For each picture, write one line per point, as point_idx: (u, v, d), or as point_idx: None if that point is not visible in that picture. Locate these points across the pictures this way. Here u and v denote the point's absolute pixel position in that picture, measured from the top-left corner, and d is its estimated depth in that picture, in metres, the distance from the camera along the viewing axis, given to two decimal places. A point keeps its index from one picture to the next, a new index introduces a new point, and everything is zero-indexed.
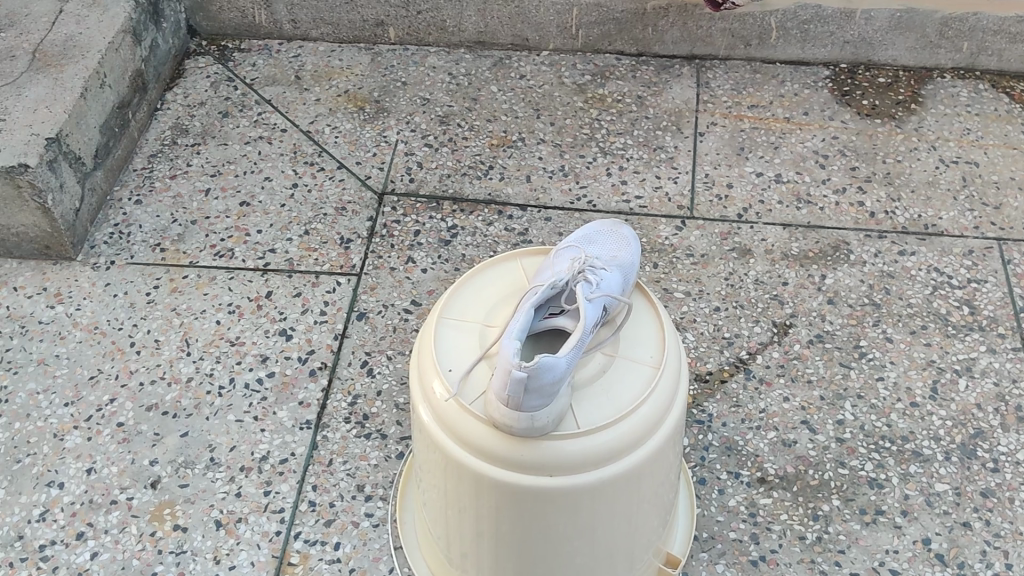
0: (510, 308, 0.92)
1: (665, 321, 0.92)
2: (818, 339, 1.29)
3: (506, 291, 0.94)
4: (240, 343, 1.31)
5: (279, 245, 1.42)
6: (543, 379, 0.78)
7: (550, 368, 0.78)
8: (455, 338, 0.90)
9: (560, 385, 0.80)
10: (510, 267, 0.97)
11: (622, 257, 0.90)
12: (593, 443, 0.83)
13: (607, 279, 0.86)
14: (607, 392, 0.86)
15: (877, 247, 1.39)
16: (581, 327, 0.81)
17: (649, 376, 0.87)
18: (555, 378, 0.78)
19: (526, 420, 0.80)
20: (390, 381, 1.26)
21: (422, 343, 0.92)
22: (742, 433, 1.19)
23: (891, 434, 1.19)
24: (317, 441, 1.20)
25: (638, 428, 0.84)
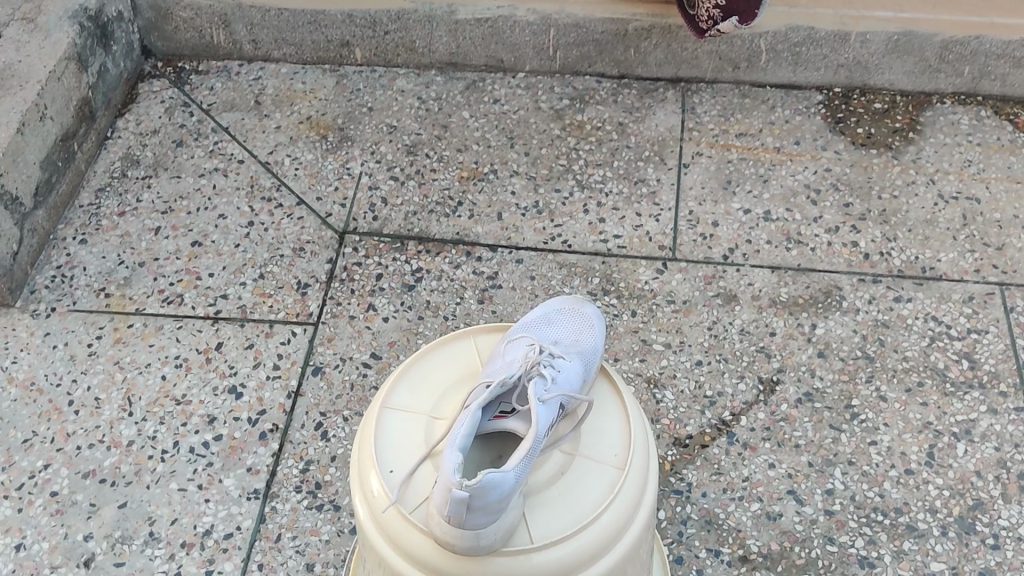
0: (462, 397, 0.83)
1: (633, 411, 0.82)
2: (806, 398, 1.20)
3: (456, 375, 0.85)
4: (187, 402, 1.22)
5: (231, 290, 1.33)
6: (487, 498, 0.68)
7: (496, 484, 0.68)
8: (399, 431, 0.81)
9: (508, 500, 0.70)
10: (463, 345, 0.88)
11: (583, 341, 0.81)
12: (547, 560, 0.73)
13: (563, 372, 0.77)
14: (565, 500, 0.76)
15: (871, 292, 1.30)
16: (533, 433, 0.71)
17: (613, 478, 0.77)
18: (501, 494, 0.69)
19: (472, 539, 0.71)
20: (345, 446, 1.16)
21: (363, 434, 0.83)
22: (723, 505, 1.11)
23: (884, 506, 1.10)
24: (265, 514, 1.11)
25: (600, 540, 0.74)
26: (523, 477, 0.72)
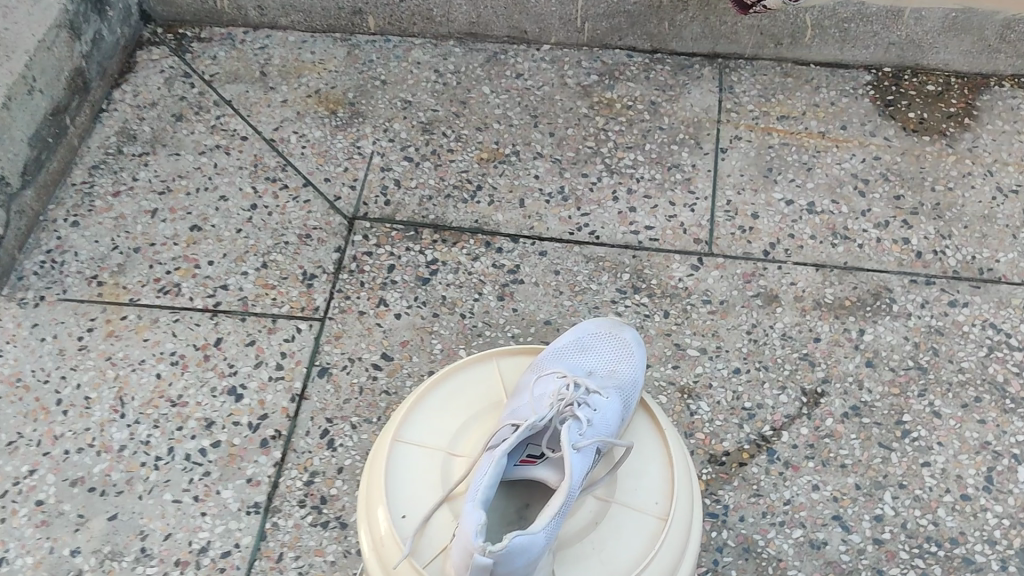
0: (479, 433, 0.79)
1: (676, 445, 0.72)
2: (853, 412, 1.10)
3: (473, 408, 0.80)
4: (183, 404, 1.13)
5: (232, 280, 1.23)
6: (514, 563, 0.59)
7: (523, 548, 0.58)
8: (412, 468, 0.76)
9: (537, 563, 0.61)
10: (476, 374, 0.83)
11: (622, 372, 0.73)
12: None
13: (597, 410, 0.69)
14: (601, 553, 0.68)
15: (924, 295, 1.20)
16: (566, 486, 0.62)
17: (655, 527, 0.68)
18: (529, 558, 0.59)
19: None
20: (353, 457, 1.08)
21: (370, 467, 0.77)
22: (762, 531, 1.02)
23: (938, 535, 1.01)
24: (266, 530, 1.03)
25: None
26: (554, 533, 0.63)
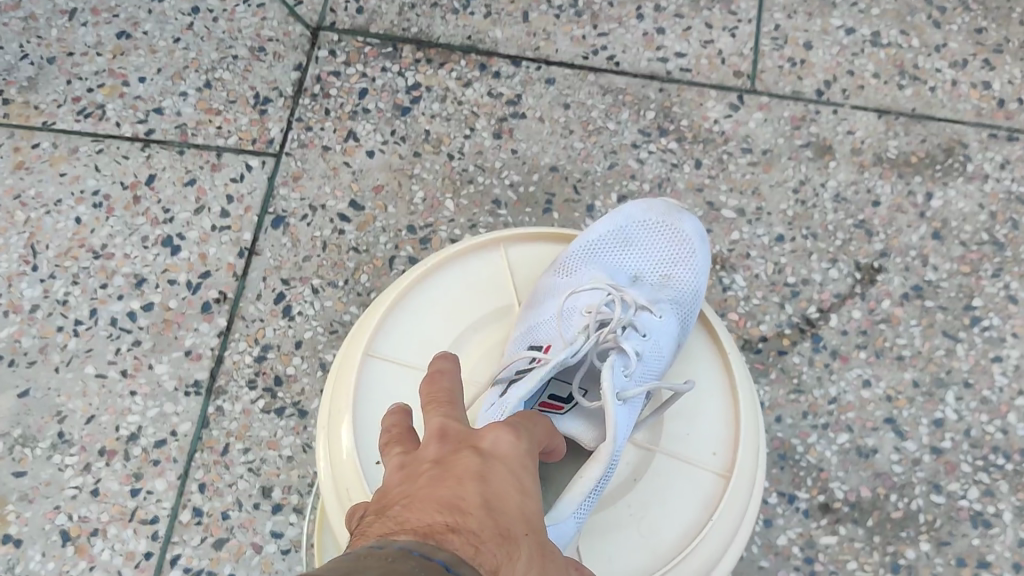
0: (478, 327, 0.73)
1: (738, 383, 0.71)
2: (915, 294, 0.92)
3: (461, 313, 0.73)
4: (108, 256, 0.93)
5: (168, 103, 1.01)
6: None
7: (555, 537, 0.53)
8: (384, 385, 0.69)
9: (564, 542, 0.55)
10: (468, 265, 0.75)
11: (675, 279, 0.74)
12: None
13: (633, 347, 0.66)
14: (659, 494, 0.67)
15: (1004, 154, 1.00)
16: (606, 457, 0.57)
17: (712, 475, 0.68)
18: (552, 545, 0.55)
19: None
20: (315, 328, 0.89)
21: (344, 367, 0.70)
22: (802, 435, 0.86)
23: (1007, 446, 0.86)
24: (209, 416, 0.85)
25: (702, 556, 0.64)
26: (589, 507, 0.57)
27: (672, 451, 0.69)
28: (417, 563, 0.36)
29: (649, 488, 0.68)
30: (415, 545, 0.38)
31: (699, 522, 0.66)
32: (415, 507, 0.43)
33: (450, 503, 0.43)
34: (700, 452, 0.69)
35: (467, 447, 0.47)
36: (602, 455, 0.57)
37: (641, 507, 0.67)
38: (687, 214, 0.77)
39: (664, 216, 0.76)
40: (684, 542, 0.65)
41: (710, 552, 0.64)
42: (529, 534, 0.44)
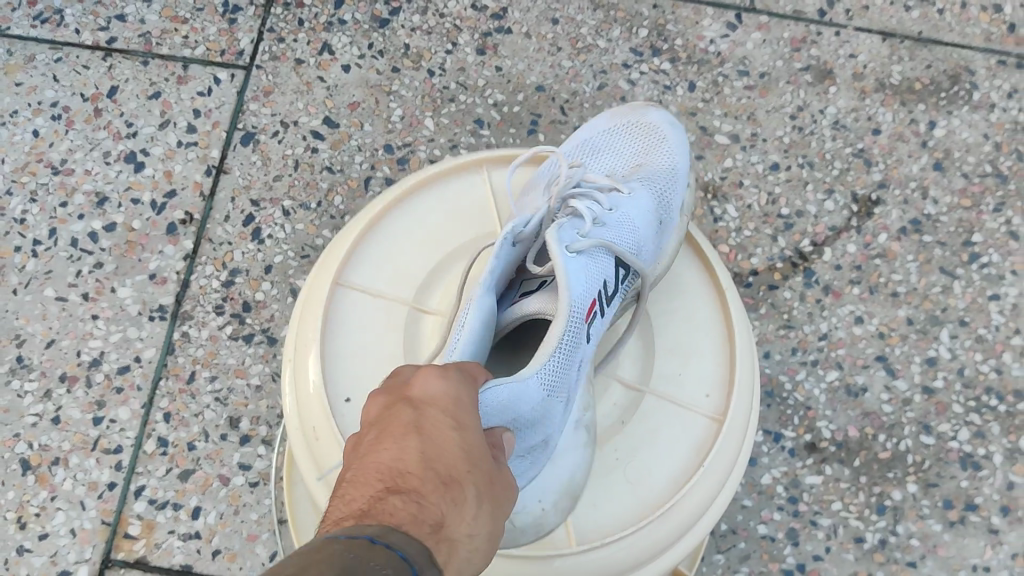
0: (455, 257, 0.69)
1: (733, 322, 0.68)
2: (913, 228, 0.88)
3: (436, 241, 0.69)
4: (67, 172, 0.88)
5: (130, 9, 0.95)
6: (519, 416, 0.49)
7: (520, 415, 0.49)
8: (354, 319, 0.65)
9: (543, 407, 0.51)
10: (441, 191, 0.71)
11: (648, 162, 0.71)
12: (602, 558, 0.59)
13: (603, 223, 0.63)
14: (647, 437, 0.65)
15: (1013, 82, 0.95)
16: (565, 319, 0.54)
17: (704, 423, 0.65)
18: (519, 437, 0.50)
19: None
20: (285, 252, 0.84)
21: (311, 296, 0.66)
22: (790, 371, 0.83)
23: (1000, 387, 0.83)
24: (175, 342, 0.82)
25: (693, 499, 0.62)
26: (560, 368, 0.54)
27: (661, 392, 0.67)
28: (377, 553, 0.34)
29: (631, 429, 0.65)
30: (347, 531, 0.35)
31: (689, 469, 0.64)
32: (355, 481, 0.40)
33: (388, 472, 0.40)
34: (692, 394, 0.67)
35: (399, 399, 0.44)
36: (560, 316, 0.53)
37: (629, 451, 0.65)
38: (649, 109, 0.75)
39: (625, 117, 0.75)
40: (675, 487, 0.63)
41: (701, 495, 0.62)
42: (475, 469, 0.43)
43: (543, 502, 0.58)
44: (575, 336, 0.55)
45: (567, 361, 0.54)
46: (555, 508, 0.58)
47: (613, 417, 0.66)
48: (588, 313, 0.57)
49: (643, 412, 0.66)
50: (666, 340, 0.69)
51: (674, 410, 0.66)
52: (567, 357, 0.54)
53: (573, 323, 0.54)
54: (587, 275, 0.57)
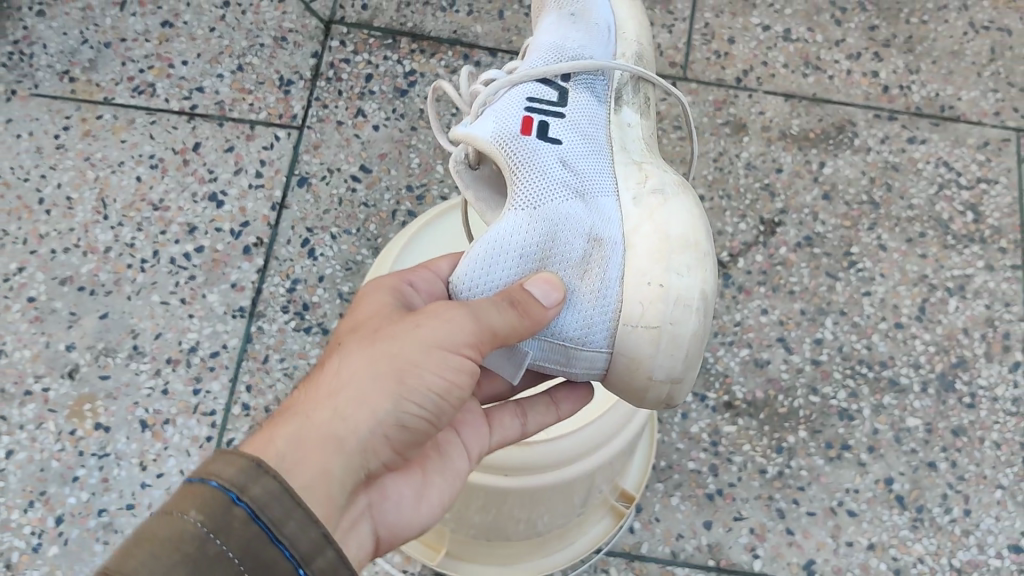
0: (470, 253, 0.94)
1: None
2: (806, 243, 1.17)
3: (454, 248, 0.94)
4: (165, 208, 1.16)
5: (207, 82, 1.23)
6: (509, 247, 0.70)
7: (500, 243, 0.70)
8: None
9: (530, 227, 0.71)
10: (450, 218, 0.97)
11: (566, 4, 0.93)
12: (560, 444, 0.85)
13: (528, 59, 0.86)
14: None
15: (885, 131, 1.24)
16: (495, 148, 0.75)
17: None
18: (528, 260, 0.71)
19: (631, 357, 0.72)
20: (333, 266, 1.12)
21: None
22: (713, 349, 1.11)
23: (869, 359, 1.11)
24: (252, 334, 1.09)
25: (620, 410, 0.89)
26: (531, 190, 0.73)
27: None
28: (190, 496, 0.52)
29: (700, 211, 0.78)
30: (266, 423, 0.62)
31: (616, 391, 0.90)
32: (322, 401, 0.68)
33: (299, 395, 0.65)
34: None
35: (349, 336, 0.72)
36: (495, 155, 0.75)
37: None
38: None
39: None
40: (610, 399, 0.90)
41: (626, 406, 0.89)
42: (359, 349, 0.65)
43: (652, 281, 0.71)
44: (519, 147, 0.75)
45: (529, 173, 0.74)
46: (668, 274, 0.72)
47: None
48: (526, 126, 0.77)
49: None
50: None
51: None
52: (523, 171, 0.74)
53: (506, 138, 0.76)
54: (498, 111, 0.79)
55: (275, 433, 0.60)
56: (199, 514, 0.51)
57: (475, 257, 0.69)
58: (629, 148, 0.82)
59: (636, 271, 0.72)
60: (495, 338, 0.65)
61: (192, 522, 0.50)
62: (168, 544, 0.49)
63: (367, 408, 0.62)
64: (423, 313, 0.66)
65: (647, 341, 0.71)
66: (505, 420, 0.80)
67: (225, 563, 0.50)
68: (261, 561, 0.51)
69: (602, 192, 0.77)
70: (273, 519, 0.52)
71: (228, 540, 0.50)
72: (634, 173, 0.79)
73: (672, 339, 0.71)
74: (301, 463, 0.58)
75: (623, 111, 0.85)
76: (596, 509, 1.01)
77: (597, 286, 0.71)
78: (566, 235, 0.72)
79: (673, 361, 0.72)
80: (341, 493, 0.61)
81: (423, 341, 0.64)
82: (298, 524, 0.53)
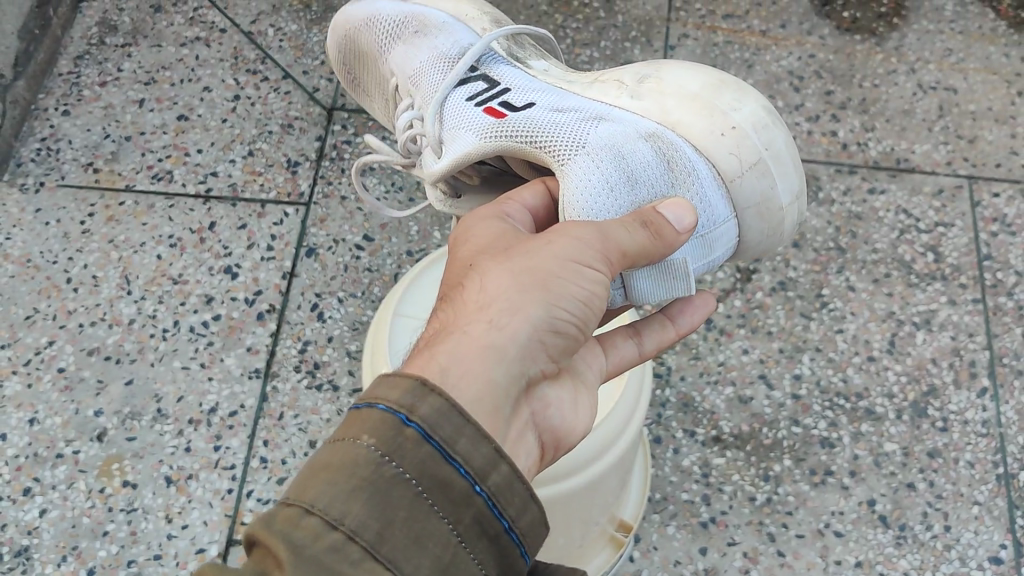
0: None
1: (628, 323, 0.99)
2: (780, 287, 1.26)
3: None
4: (184, 282, 1.25)
5: (221, 167, 1.34)
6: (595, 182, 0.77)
7: (591, 184, 0.76)
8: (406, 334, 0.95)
9: (596, 163, 0.79)
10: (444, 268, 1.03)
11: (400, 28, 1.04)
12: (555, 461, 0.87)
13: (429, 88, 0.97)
14: None
15: (847, 184, 1.35)
16: (503, 142, 0.84)
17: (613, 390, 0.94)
18: (616, 182, 0.78)
19: (762, 198, 0.83)
20: (341, 327, 1.20)
21: (375, 338, 0.97)
22: (699, 389, 1.19)
23: (846, 391, 1.18)
24: (267, 393, 1.16)
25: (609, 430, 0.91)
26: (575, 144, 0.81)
27: None
28: (359, 422, 0.54)
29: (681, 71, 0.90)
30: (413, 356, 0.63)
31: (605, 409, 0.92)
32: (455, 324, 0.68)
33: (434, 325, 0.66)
34: None
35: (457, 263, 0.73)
36: (512, 147, 0.84)
37: None
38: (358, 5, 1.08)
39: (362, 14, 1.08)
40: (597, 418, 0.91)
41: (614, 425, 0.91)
42: (492, 266, 0.66)
43: (727, 130, 0.83)
44: (518, 126, 0.84)
45: (548, 132, 0.83)
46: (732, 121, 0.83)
47: None
48: (500, 114, 0.87)
49: None
50: None
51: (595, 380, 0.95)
52: (545, 135, 0.83)
53: (497, 134, 0.85)
54: (465, 124, 0.88)
55: (434, 355, 0.60)
56: (369, 438, 0.53)
57: (578, 203, 0.75)
58: (569, 80, 0.94)
59: (708, 139, 0.83)
60: (623, 255, 0.69)
61: (366, 446, 0.53)
62: (345, 471, 0.52)
63: (521, 317, 0.63)
64: (547, 234, 0.68)
65: (758, 175, 0.83)
66: (618, 342, 0.83)
67: (404, 482, 0.52)
68: (440, 479, 0.52)
69: (616, 112, 0.86)
70: (445, 439, 0.53)
71: (401, 460, 0.52)
72: (608, 82, 0.90)
73: (774, 158, 0.84)
74: (467, 375, 0.59)
75: (532, 65, 0.97)
76: (596, 540, 1.04)
77: (685, 168, 0.81)
78: (630, 151, 0.81)
79: (779, 170, 0.84)
80: (506, 402, 0.61)
81: (560, 255, 0.66)
82: (471, 438, 0.54)
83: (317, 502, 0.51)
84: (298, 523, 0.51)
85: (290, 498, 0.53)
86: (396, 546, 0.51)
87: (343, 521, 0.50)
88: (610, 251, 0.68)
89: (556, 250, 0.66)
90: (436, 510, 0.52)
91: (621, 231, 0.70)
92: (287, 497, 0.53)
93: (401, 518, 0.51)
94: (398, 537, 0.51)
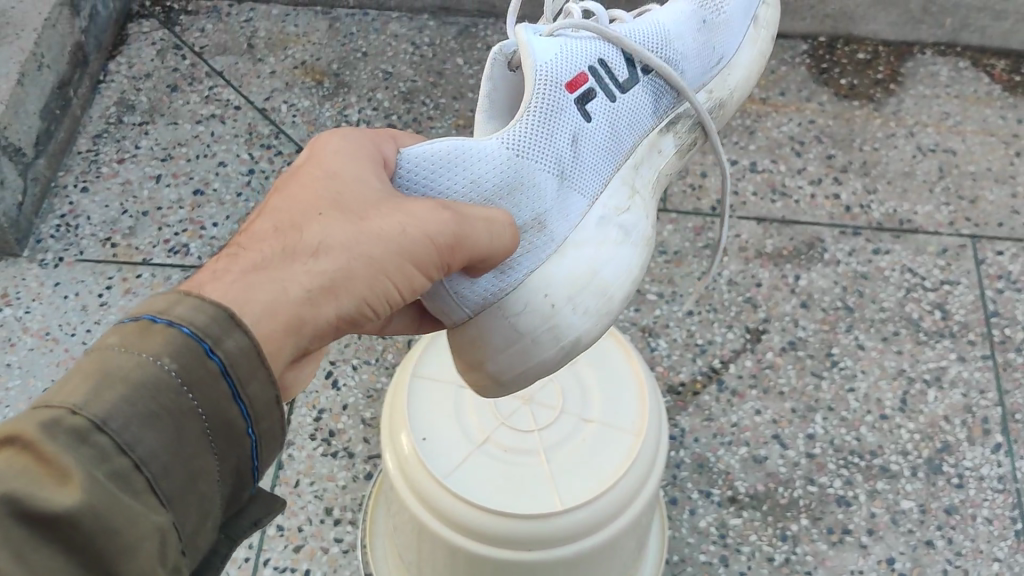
0: None
1: (645, 379, 0.97)
2: (790, 346, 1.27)
3: None
4: None
5: None
6: (477, 164, 0.72)
7: (474, 171, 0.72)
8: (425, 396, 0.96)
9: (499, 167, 0.73)
10: None
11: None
12: (572, 522, 0.87)
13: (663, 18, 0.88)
14: (590, 456, 0.91)
15: (851, 244, 1.37)
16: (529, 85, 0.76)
17: (631, 445, 0.92)
18: (482, 185, 0.72)
19: (480, 331, 0.75)
20: (356, 395, 1.22)
21: (394, 399, 0.99)
22: (713, 449, 1.19)
23: (860, 449, 1.18)
24: (282, 461, 1.16)
25: (626, 490, 0.89)
26: (517, 145, 0.74)
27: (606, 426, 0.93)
28: (154, 337, 0.48)
29: (642, 266, 0.83)
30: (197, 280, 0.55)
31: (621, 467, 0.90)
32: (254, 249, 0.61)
33: (252, 247, 0.59)
34: (623, 423, 0.94)
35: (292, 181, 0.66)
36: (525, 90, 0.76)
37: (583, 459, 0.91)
38: None
39: None
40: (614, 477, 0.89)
41: (631, 486, 0.90)
42: (338, 220, 0.61)
43: (548, 298, 0.75)
44: (545, 103, 0.76)
45: (533, 124, 0.75)
46: (559, 306, 0.76)
47: (574, 440, 0.92)
48: (572, 85, 0.78)
49: (595, 439, 0.92)
50: (605, 397, 0.96)
51: (612, 436, 0.93)
52: (534, 121, 0.75)
53: (545, 88, 0.76)
54: (564, 51, 0.79)
55: (249, 293, 0.54)
56: (171, 361, 0.48)
57: (444, 156, 0.71)
58: (636, 166, 0.85)
59: (545, 277, 0.76)
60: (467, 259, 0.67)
61: (167, 370, 0.48)
62: (143, 394, 0.47)
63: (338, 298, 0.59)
64: (409, 206, 0.65)
65: (504, 335, 0.75)
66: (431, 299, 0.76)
67: (195, 418, 0.49)
68: (224, 419, 0.50)
69: (578, 187, 0.78)
70: (240, 379, 0.50)
71: (201, 396, 0.49)
72: (618, 193, 0.82)
73: (525, 351, 0.75)
74: (268, 338, 0.54)
75: (666, 138, 0.87)
76: None
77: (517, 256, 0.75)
78: (524, 196, 0.74)
79: (511, 363, 0.75)
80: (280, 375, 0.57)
81: (402, 248, 0.63)
82: (264, 382, 0.52)
83: (110, 423, 0.46)
84: (85, 437, 0.45)
85: (68, 402, 0.45)
86: (175, 479, 0.48)
87: (133, 448, 0.46)
88: (460, 253, 0.66)
89: (412, 232, 0.63)
90: (213, 448, 0.50)
91: (480, 233, 0.68)
92: (62, 400, 0.45)
93: (184, 453, 0.49)
94: (178, 472, 0.49)
